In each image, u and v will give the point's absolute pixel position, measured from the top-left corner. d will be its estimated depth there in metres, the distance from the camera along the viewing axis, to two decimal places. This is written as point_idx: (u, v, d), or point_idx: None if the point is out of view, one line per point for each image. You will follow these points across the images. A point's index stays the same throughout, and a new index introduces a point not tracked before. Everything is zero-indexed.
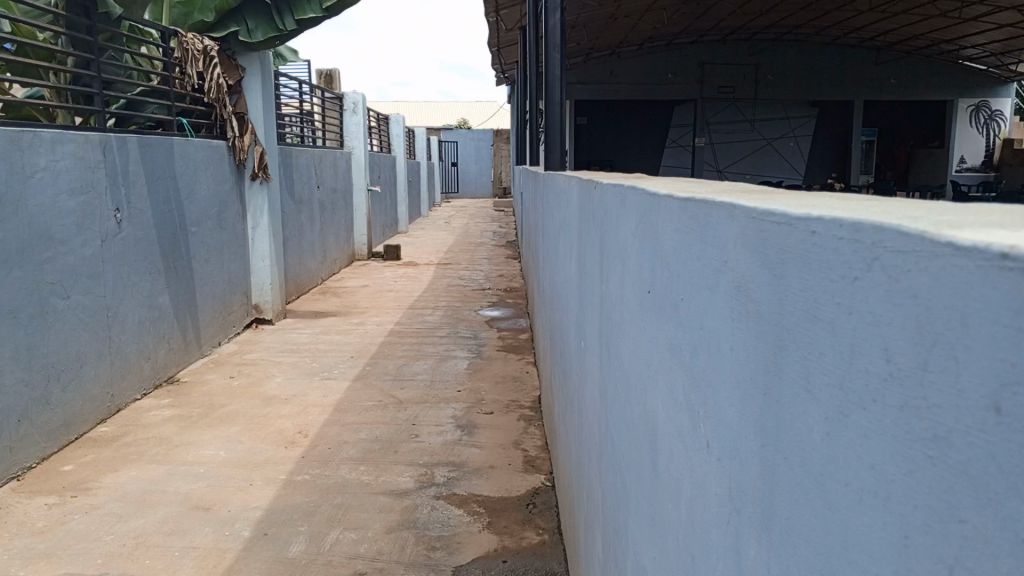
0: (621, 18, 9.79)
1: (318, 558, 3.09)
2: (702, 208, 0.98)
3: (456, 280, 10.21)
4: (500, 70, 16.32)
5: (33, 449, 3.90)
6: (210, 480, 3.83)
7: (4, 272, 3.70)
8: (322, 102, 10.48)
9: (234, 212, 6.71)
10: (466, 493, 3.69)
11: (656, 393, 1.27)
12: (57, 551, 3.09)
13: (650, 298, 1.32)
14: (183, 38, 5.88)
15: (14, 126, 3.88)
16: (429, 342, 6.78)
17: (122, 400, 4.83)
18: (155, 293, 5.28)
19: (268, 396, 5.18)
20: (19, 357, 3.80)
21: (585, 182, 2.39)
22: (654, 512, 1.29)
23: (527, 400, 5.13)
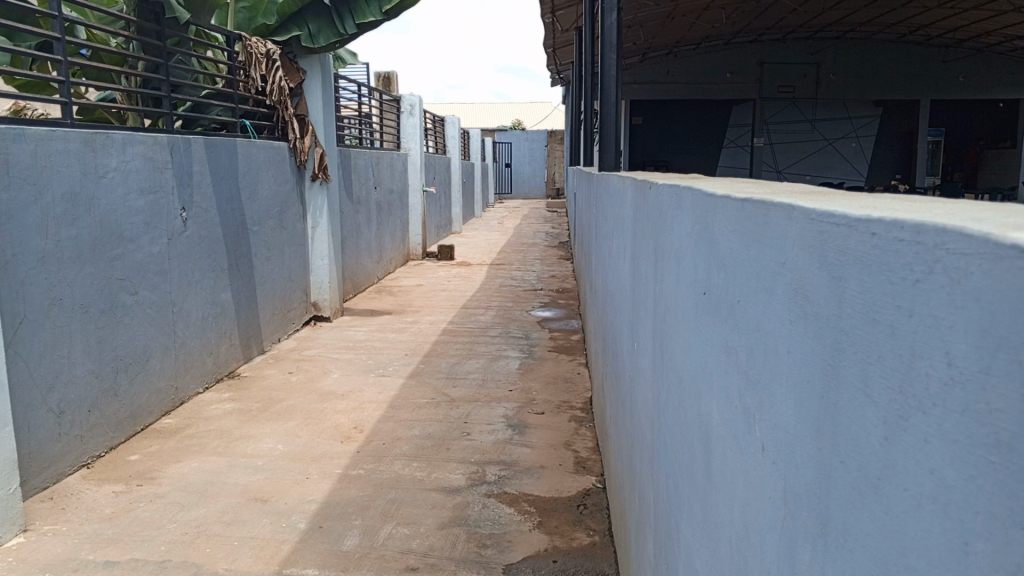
0: (679, 18, 9.68)
1: (371, 552, 3.14)
2: (761, 209, 0.97)
3: (508, 280, 10.26)
4: (555, 71, 16.34)
5: (102, 438, 4.06)
6: (268, 472, 3.93)
7: (78, 268, 3.87)
8: (380, 104, 10.66)
9: (294, 211, 6.86)
10: (516, 492, 3.71)
11: (710, 395, 1.26)
12: (124, 537, 3.21)
13: (705, 300, 1.31)
14: (247, 42, 6.03)
15: (87, 129, 4.04)
16: (481, 341, 6.83)
17: (186, 393, 4.99)
18: (217, 290, 5.43)
19: (325, 392, 5.29)
20: (90, 350, 3.95)
21: (641, 181, 2.37)
22: (707, 515, 1.29)
23: (579, 401, 5.13)
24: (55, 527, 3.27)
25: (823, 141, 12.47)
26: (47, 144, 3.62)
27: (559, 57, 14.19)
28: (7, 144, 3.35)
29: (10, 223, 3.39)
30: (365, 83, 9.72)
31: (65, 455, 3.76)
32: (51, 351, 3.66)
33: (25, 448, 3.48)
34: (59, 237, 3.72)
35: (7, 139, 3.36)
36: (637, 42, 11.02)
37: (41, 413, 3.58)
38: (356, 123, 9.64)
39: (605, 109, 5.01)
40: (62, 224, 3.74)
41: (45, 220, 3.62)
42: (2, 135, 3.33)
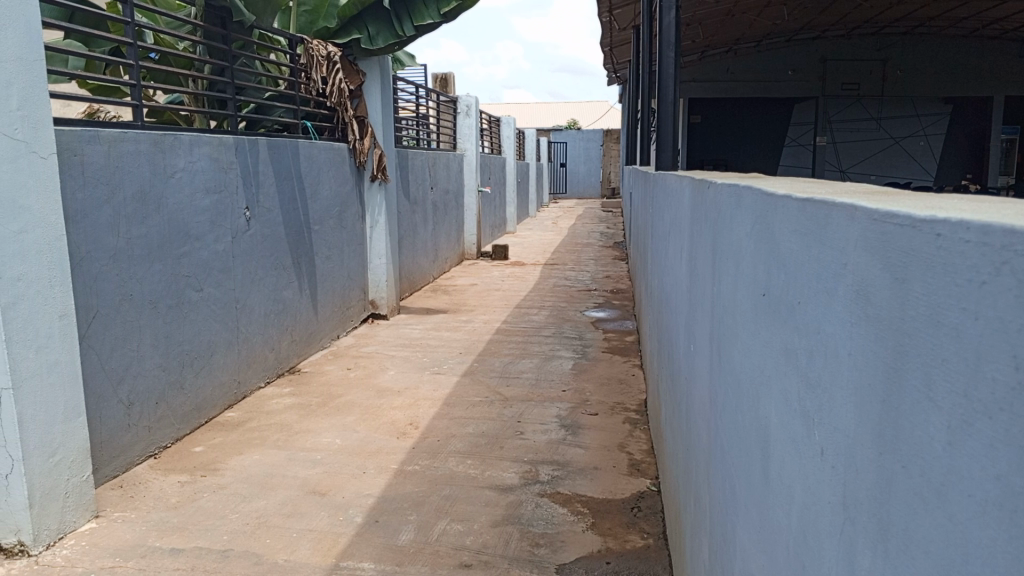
0: (738, 15, 9.52)
1: (426, 547, 3.18)
2: (822, 209, 0.95)
3: (563, 280, 10.25)
4: (612, 70, 16.25)
5: (168, 430, 4.21)
6: (326, 466, 4.02)
7: (147, 265, 4.01)
8: (437, 105, 10.78)
9: (353, 211, 6.99)
10: (570, 493, 3.70)
11: (769, 398, 1.24)
12: (189, 526, 3.32)
13: (765, 301, 1.28)
14: (309, 45, 6.17)
15: (156, 130, 4.18)
16: (534, 341, 6.84)
17: (248, 387, 5.13)
18: (279, 287, 5.56)
19: (382, 388, 5.38)
20: (157, 344, 4.10)
21: (700, 181, 2.33)
22: (764, 521, 1.27)
23: (633, 403, 5.09)
24: (124, 514, 3.40)
25: (890, 140, 11.87)
26: (119, 145, 3.76)
27: (616, 56, 14.09)
28: (82, 145, 3.50)
29: (84, 221, 3.54)
30: (423, 84, 9.83)
31: (134, 445, 3.91)
32: (121, 345, 3.80)
33: (97, 437, 3.63)
34: (130, 235, 3.87)
35: (81, 140, 3.51)
36: (696, 40, 10.90)
37: (111, 404, 3.73)
38: (414, 124, 9.77)
39: (663, 110, 4.96)
40: (132, 222, 3.88)
41: (117, 218, 3.77)
42: (77, 137, 3.47)
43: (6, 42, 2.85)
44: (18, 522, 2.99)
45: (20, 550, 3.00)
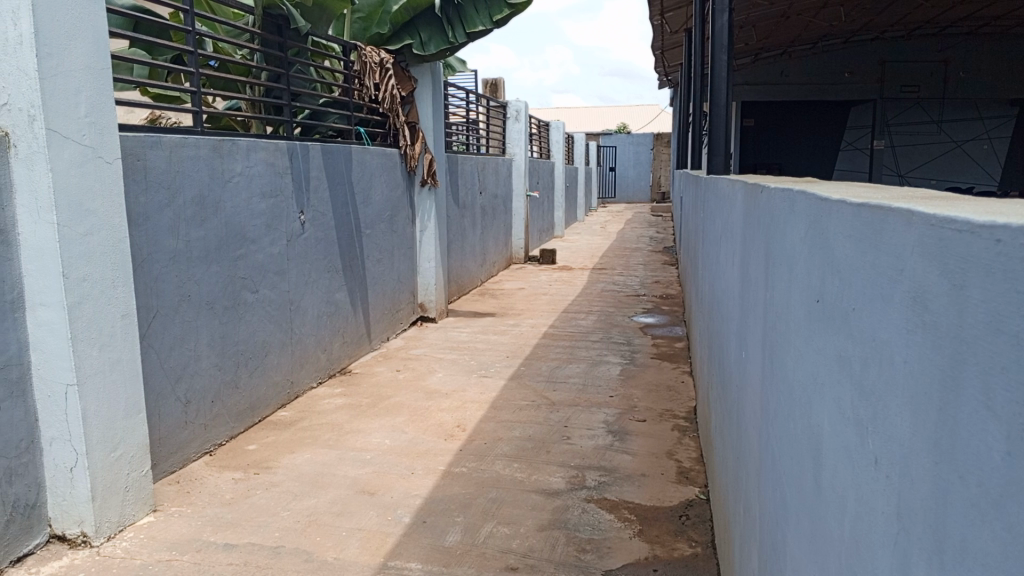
0: (793, 16, 9.36)
1: (472, 549, 3.20)
2: (878, 215, 0.94)
3: (611, 285, 10.20)
4: (664, 74, 16.14)
5: (223, 428, 4.32)
6: (375, 466, 4.07)
7: (205, 267, 4.12)
8: (487, 110, 10.86)
9: (404, 215, 7.08)
10: (617, 499, 3.69)
11: (822, 407, 1.22)
12: (242, 522, 3.40)
13: (819, 308, 1.26)
14: (362, 52, 6.26)
15: (216, 136, 4.30)
16: (582, 345, 6.82)
17: (300, 387, 5.24)
18: (332, 290, 5.67)
19: (430, 390, 5.43)
20: (214, 344, 4.21)
21: (753, 186, 2.30)
22: (816, 531, 1.25)
23: (682, 410, 5.03)
24: (180, 509, 3.50)
25: (951, 143, 11.39)
26: (180, 151, 3.88)
27: (667, 59, 13.97)
28: (144, 150, 3.62)
29: (146, 224, 3.66)
30: (473, 89, 9.90)
31: (190, 442, 4.02)
32: (179, 345, 3.92)
33: (156, 434, 3.74)
34: (189, 237, 3.98)
35: (145, 146, 3.63)
36: (749, 42, 10.75)
37: (169, 402, 3.85)
38: (463, 129, 9.85)
39: (715, 114, 4.90)
40: (192, 225, 4.00)
41: (177, 221, 3.88)
42: (140, 142, 3.59)
43: (76, 52, 2.97)
44: (81, 514, 3.09)
45: (83, 541, 3.11)
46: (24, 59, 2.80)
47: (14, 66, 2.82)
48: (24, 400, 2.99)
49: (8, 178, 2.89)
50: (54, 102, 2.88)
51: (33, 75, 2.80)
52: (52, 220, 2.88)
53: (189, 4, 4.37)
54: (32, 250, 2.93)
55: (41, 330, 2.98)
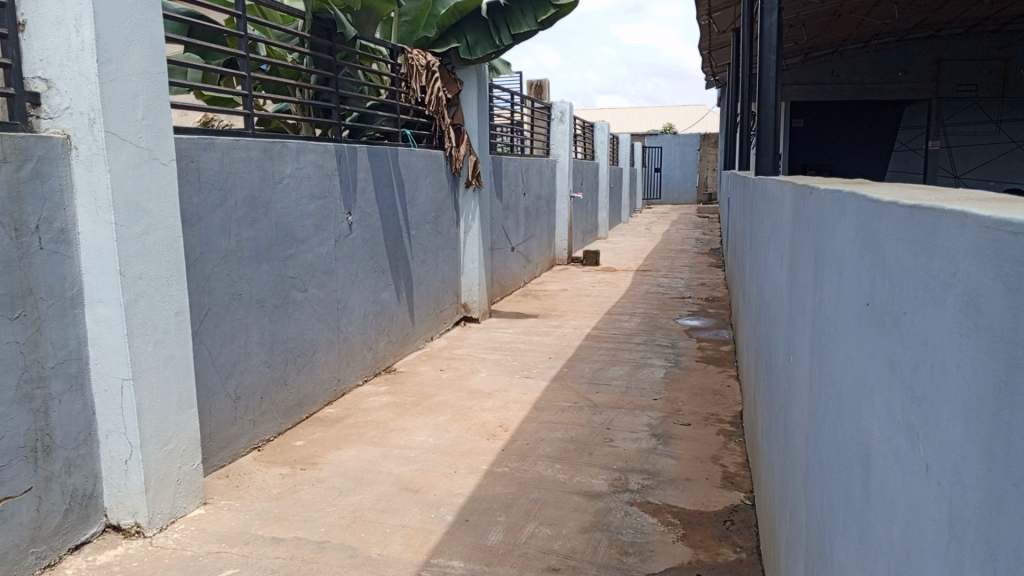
0: (845, 15, 9.18)
1: (514, 549, 3.22)
2: (930, 218, 0.93)
3: (655, 287, 10.13)
4: (711, 73, 15.97)
5: (271, 424, 4.41)
6: (419, 464, 4.12)
7: (255, 267, 4.22)
8: (532, 112, 10.90)
9: (448, 216, 7.15)
10: (660, 502, 3.67)
11: (872, 412, 1.21)
12: (289, 516, 3.48)
13: (869, 312, 1.25)
14: (409, 55, 6.33)
15: (266, 138, 4.40)
16: (625, 348, 6.79)
17: (347, 385, 5.33)
18: (378, 290, 5.75)
19: (473, 390, 5.47)
20: (264, 342, 4.32)
21: (801, 187, 2.28)
22: (864, 536, 1.24)
23: (727, 415, 4.98)
24: (230, 502, 3.59)
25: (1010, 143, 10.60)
26: (232, 152, 3.98)
27: (715, 58, 13.81)
28: (198, 152, 3.72)
29: (199, 224, 3.76)
30: (518, 91, 9.94)
31: (240, 437, 4.12)
32: (230, 342, 4.02)
33: (207, 429, 3.85)
34: (240, 237, 4.08)
35: (198, 147, 3.73)
36: (799, 41, 10.56)
37: (220, 397, 3.95)
38: (508, 131, 9.90)
39: (763, 114, 4.82)
40: (243, 225, 4.11)
41: (229, 221, 3.99)
42: (194, 144, 3.70)
43: (133, 57, 3.08)
44: (135, 505, 3.20)
45: (136, 532, 3.22)
46: (84, 63, 2.90)
47: (76, 72, 2.92)
48: (83, 393, 3.09)
49: (69, 179, 3.00)
50: (112, 106, 2.98)
51: (94, 80, 2.90)
52: (110, 220, 2.98)
53: (241, 9, 4.48)
54: (92, 249, 3.03)
55: (99, 326, 3.08)
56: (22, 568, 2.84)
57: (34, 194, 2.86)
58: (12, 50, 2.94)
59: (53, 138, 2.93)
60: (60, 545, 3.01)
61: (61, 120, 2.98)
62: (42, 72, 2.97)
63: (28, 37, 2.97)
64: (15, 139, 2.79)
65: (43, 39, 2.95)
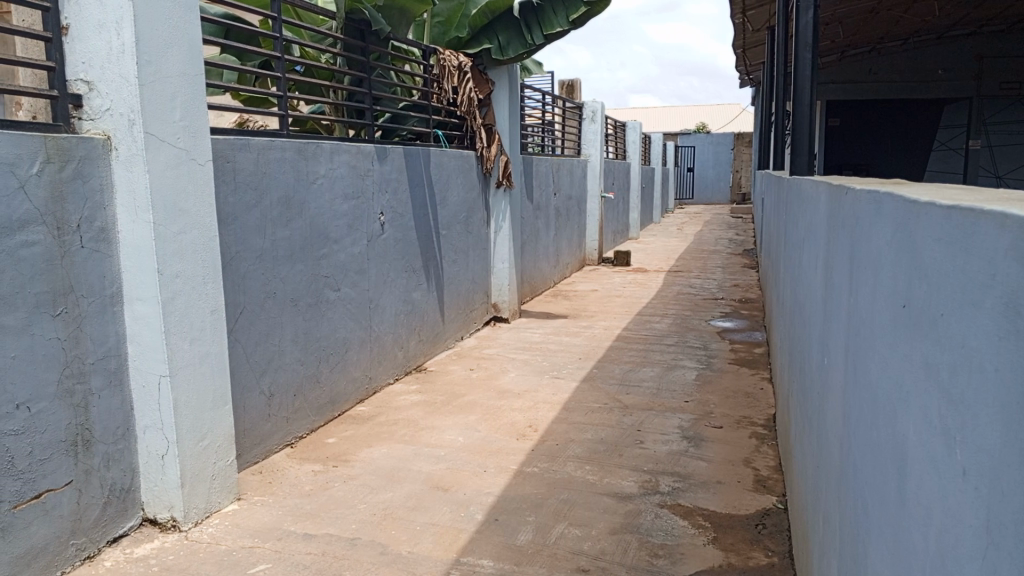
0: (883, 12, 9.02)
1: (544, 549, 3.22)
2: (969, 217, 0.91)
3: (687, 288, 10.05)
4: (745, 72, 15.82)
5: (304, 421, 4.47)
6: (449, 463, 4.14)
7: (290, 266, 4.28)
8: (563, 111, 10.89)
9: (479, 217, 7.17)
10: (691, 505, 3.64)
11: (906, 415, 1.20)
12: (320, 513, 3.52)
13: (905, 314, 1.23)
14: (441, 56, 6.37)
15: (301, 139, 4.45)
16: (656, 349, 6.75)
17: (378, 383, 5.37)
18: (409, 289, 5.79)
19: (503, 390, 5.48)
20: (298, 340, 4.37)
21: (837, 188, 2.25)
22: (899, 543, 1.22)
23: (760, 418, 4.93)
24: (263, 498, 3.65)
25: None
26: (267, 153, 4.04)
27: (749, 57, 13.67)
28: (234, 152, 3.78)
29: (235, 223, 3.82)
30: (550, 91, 9.94)
31: (273, 434, 4.18)
32: (265, 340, 4.08)
33: (242, 425, 3.92)
34: (274, 237, 4.14)
35: (235, 148, 3.79)
36: (836, 39, 10.41)
37: (255, 394, 4.01)
38: (539, 131, 9.90)
39: (797, 113, 4.76)
40: (278, 225, 4.17)
41: (264, 221, 4.05)
42: (231, 145, 3.76)
43: (172, 60, 3.14)
44: (171, 500, 3.26)
45: (173, 526, 3.28)
46: (125, 65, 2.97)
47: (116, 74, 2.99)
48: (122, 388, 3.16)
49: (109, 179, 3.06)
50: (151, 107, 3.04)
51: (133, 82, 2.97)
52: (149, 220, 3.05)
53: (277, 11, 4.54)
54: (132, 247, 3.10)
55: (138, 324, 3.15)
56: (63, 559, 2.91)
57: (75, 194, 2.93)
58: (55, 53, 3.00)
59: (94, 139, 3.00)
60: (98, 537, 3.08)
61: (102, 121, 3.05)
62: (84, 75, 3.04)
63: (71, 39, 3.03)
64: (58, 140, 2.85)
65: (85, 42, 3.02)
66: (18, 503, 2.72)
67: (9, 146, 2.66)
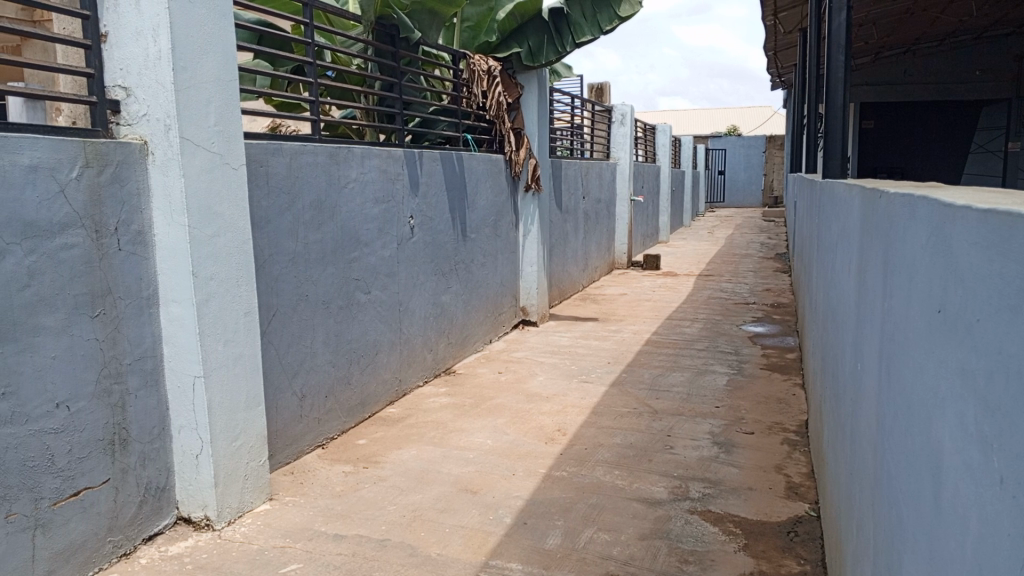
0: (918, 12, 8.88)
1: (573, 553, 3.22)
2: (1005, 222, 0.90)
3: (719, 293, 9.97)
4: (777, 74, 15.66)
5: (335, 422, 4.52)
6: (477, 466, 4.16)
7: (322, 269, 4.33)
8: (592, 115, 10.88)
9: (508, 220, 7.19)
10: (721, 512, 3.61)
11: (942, 422, 1.18)
12: (351, 514, 3.55)
13: (940, 319, 1.22)
14: (471, 60, 6.41)
15: (333, 144, 4.51)
16: (686, 353, 6.71)
17: (408, 385, 5.41)
18: (439, 292, 5.82)
19: (531, 393, 5.49)
20: (329, 342, 4.42)
21: (871, 191, 2.22)
22: (935, 552, 1.20)
23: (792, 424, 4.87)
24: (294, 499, 3.70)
25: None
26: (300, 157, 4.10)
27: (781, 59, 13.54)
28: (267, 157, 3.84)
29: (268, 226, 3.88)
30: (579, 94, 9.94)
31: (305, 435, 4.23)
32: (297, 342, 4.14)
33: (275, 426, 3.97)
34: (307, 240, 4.20)
35: (268, 153, 3.85)
36: (869, 40, 10.28)
37: (287, 395, 4.07)
38: (568, 134, 9.91)
39: (830, 116, 4.71)
40: (310, 228, 4.22)
41: (297, 224, 4.10)
42: (264, 150, 3.82)
43: (207, 66, 3.20)
44: (204, 499, 3.31)
45: (206, 525, 3.34)
46: (161, 71, 3.03)
47: (153, 79, 3.05)
48: (158, 389, 3.23)
49: (145, 183, 3.13)
50: (187, 113, 3.11)
51: (170, 87, 3.03)
52: (184, 223, 3.10)
53: (309, 17, 4.59)
54: (167, 250, 3.16)
55: (173, 325, 3.21)
56: (100, 557, 2.98)
57: (113, 198, 3.00)
58: (94, 60, 3.08)
59: (131, 144, 3.07)
60: (134, 535, 3.14)
61: (139, 126, 3.12)
62: (122, 81, 3.11)
63: (109, 46, 3.11)
64: (96, 145, 2.92)
65: (123, 49, 3.09)
66: (57, 500, 2.78)
67: (49, 151, 2.73)
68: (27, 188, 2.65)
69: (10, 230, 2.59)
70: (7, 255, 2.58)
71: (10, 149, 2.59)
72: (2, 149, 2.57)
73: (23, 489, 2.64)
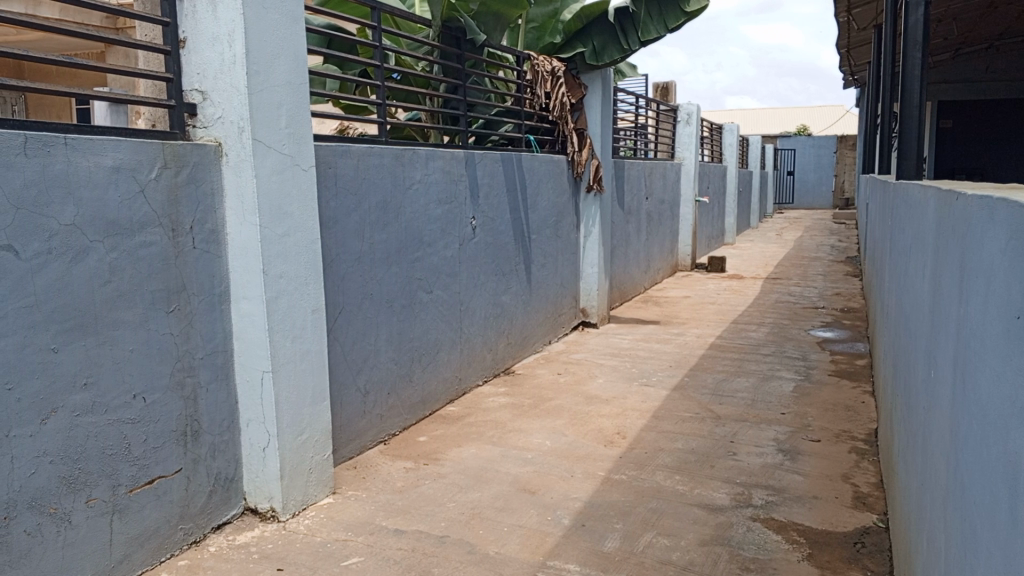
0: (1003, 7, 8.51)
1: (631, 557, 3.20)
2: None
3: (786, 297, 9.75)
4: (850, 73, 15.25)
5: (396, 419, 4.60)
6: (536, 466, 4.17)
7: (386, 268, 4.42)
8: (657, 115, 10.79)
9: (569, 221, 7.19)
10: (785, 520, 3.54)
11: (1022, 433, 1.14)
12: (411, 509, 3.61)
13: (1021, 325, 1.17)
14: (535, 61, 6.44)
15: (398, 145, 4.58)
16: (751, 358, 6.59)
17: (468, 384, 5.47)
18: (499, 292, 5.87)
19: (591, 395, 5.48)
20: (392, 340, 4.50)
21: (949, 192, 2.15)
22: (1012, 567, 1.16)
23: (861, 432, 4.73)
24: (356, 493, 3.78)
25: None
26: (366, 159, 4.18)
27: (854, 57, 13.17)
28: (335, 159, 3.93)
29: (336, 226, 3.98)
30: (643, 94, 9.87)
31: (368, 431, 4.32)
32: (361, 339, 4.23)
33: (339, 421, 4.07)
34: (372, 239, 4.28)
35: (336, 154, 3.95)
36: (949, 36, 9.90)
37: (351, 391, 4.16)
38: (632, 134, 9.85)
39: (906, 115, 4.55)
40: (376, 228, 4.31)
41: (363, 224, 4.19)
42: (333, 151, 3.92)
43: (279, 70, 3.31)
44: (271, 491, 3.42)
45: (272, 516, 3.44)
46: (236, 75, 3.14)
47: (228, 83, 3.17)
48: (228, 383, 3.35)
49: (219, 183, 3.25)
50: (259, 115, 3.21)
51: (243, 91, 3.14)
52: (256, 222, 3.21)
53: (377, 20, 4.68)
54: (239, 248, 3.27)
55: (244, 321, 3.32)
56: (172, 543, 3.10)
57: (189, 198, 3.12)
58: (173, 64, 3.21)
59: (207, 146, 3.19)
60: (204, 524, 3.26)
61: (214, 128, 3.24)
62: (198, 84, 3.24)
63: (188, 51, 3.24)
64: (174, 147, 3.05)
65: (200, 54, 3.21)
66: (133, 487, 2.91)
67: (130, 152, 2.86)
68: (110, 188, 2.78)
69: (94, 228, 2.72)
70: (90, 251, 2.71)
71: (94, 150, 2.72)
72: (87, 150, 2.70)
73: (102, 476, 2.78)
